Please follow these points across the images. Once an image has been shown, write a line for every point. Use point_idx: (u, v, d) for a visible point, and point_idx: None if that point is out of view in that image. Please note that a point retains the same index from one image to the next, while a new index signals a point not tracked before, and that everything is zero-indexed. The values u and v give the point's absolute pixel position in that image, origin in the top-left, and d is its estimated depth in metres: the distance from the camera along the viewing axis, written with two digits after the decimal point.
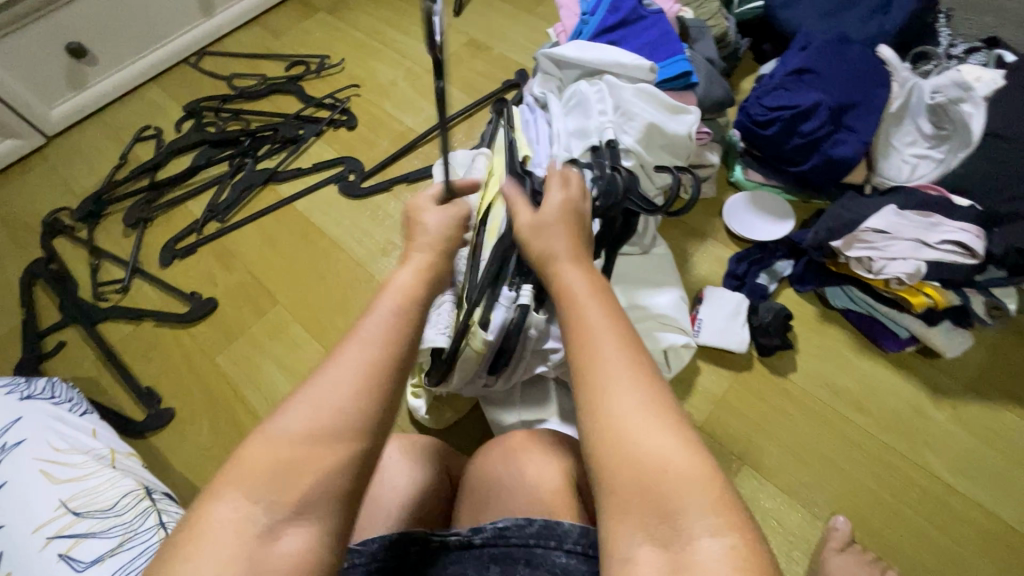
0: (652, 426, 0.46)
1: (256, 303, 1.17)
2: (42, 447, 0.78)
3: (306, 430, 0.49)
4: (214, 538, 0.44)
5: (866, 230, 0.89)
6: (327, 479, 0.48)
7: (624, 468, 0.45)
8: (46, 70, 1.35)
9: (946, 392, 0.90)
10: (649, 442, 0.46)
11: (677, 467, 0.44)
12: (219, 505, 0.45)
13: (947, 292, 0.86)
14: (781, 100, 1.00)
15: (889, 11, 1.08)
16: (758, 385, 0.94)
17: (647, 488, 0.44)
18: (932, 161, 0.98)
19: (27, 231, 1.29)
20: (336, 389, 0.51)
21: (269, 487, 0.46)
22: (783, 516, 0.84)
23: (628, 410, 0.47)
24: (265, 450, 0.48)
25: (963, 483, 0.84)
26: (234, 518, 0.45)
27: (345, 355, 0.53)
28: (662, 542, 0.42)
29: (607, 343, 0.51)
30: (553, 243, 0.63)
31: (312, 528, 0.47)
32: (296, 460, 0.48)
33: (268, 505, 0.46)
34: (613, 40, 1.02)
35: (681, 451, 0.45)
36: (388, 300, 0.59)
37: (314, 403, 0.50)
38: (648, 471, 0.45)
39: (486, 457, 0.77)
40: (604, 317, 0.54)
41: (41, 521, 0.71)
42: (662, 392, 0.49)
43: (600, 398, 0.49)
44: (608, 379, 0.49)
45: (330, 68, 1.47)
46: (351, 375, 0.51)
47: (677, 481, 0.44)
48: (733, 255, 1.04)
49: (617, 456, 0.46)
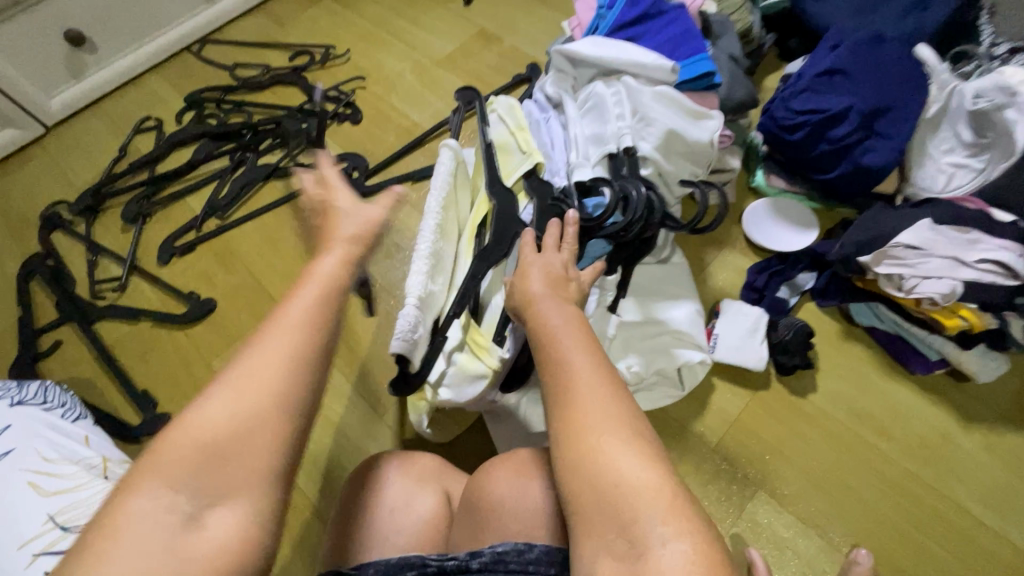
0: (610, 437, 0.45)
1: (256, 306, 1.13)
2: (29, 457, 0.74)
3: (228, 417, 0.43)
4: (130, 531, 0.39)
5: (898, 245, 0.83)
6: (253, 467, 0.43)
7: (585, 480, 0.45)
8: (44, 57, 1.31)
9: (976, 418, 0.86)
10: (608, 452, 0.45)
11: (636, 478, 0.43)
12: (136, 496, 0.40)
13: (985, 315, 0.81)
14: (809, 104, 0.94)
15: (927, 8, 1.01)
16: (777, 407, 0.89)
17: (606, 499, 0.44)
18: (970, 171, 0.92)
19: (24, 224, 1.26)
20: (259, 374, 0.45)
21: (195, 476, 0.41)
22: (799, 546, 0.81)
23: (590, 418, 0.47)
24: (186, 436, 0.42)
25: (991, 516, 0.81)
26: (155, 508, 0.40)
27: (266, 339, 0.46)
28: (620, 555, 0.42)
29: (573, 354, 0.51)
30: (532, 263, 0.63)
31: (237, 516, 0.42)
32: (219, 446, 0.42)
33: (191, 494, 0.41)
34: (631, 36, 0.96)
35: (641, 460, 0.44)
36: (315, 278, 0.51)
37: (235, 388, 0.44)
38: (607, 483, 0.44)
39: (487, 475, 0.71)
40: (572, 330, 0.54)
41: (27, 538, 0.66)
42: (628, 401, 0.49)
43: (565, 410, 0.48)
44: (572, 389, 0.49)
45: (336, 58, 1.42)
46: (279, 354, 0.45)
47: (635, 492, 0.43)
48: (752, 266, 0.99)
49: (581, 472, 0.45)
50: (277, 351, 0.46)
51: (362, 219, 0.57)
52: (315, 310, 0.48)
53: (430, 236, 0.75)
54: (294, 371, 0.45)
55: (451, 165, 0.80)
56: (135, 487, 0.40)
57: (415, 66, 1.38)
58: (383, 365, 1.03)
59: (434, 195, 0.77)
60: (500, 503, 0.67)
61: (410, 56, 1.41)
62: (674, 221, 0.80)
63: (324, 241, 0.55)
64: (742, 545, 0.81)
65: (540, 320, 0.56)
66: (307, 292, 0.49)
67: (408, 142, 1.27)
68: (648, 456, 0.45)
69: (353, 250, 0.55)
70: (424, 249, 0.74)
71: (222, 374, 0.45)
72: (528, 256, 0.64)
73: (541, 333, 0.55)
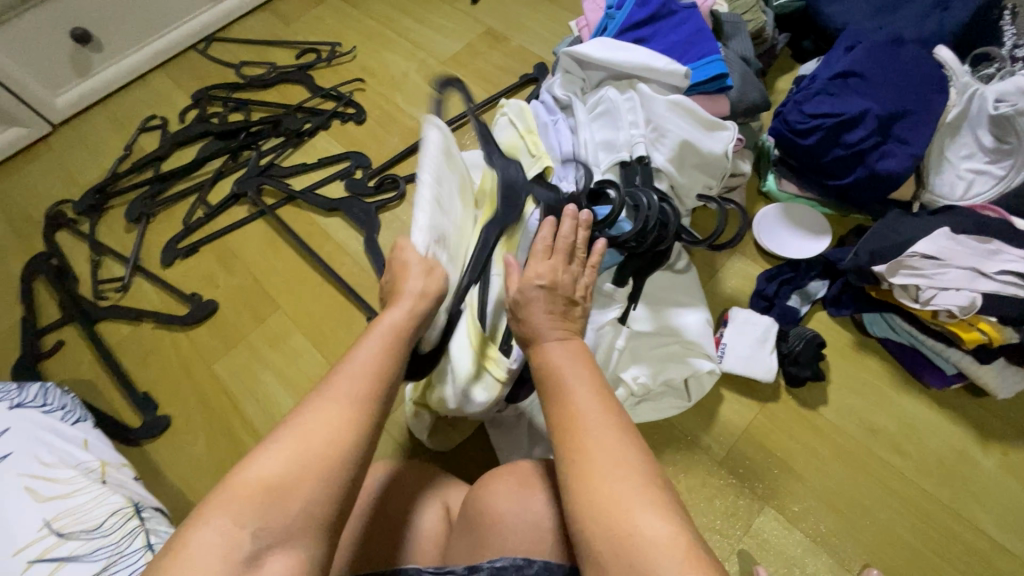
0: (619, 484, 0.45)
1: (258, 308, 1.13)
2: (27, 461, 0.72)
3: (291, 461, 0.46)
4: (198, 564, 0.41)
5: (914, 255, 0.80)
6: (311, 510, 0.46)
7: (598, 527, 0.44)
8: (49, 56, 1.30)
9: (994, 434, 0.84)
10: (616, 498, 0.44)
11: (650, 531, 0.42)
12: (203, 531, 0.43)
13: (1005, 329, 0.77)
14: (823, 107, 0.91)
15: (948, 8, 0.98)
16: (786, 420, 0.87)
17: (617, 546, 0.43)
18: (991, 177, 0.88)
19: (28, 223, 1.26)
20: (327, 420, 0.48)
21: (258, 515, 0.44)
22: (808, 564, 0.78)
23: (603, 465, 0.46)
24: (255, 477, 0.45)
25: (1009, 537, 0.78)
26: (221, 543, 0.42)
27: (335, 386, 0.51)
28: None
29: (585, 396, 0.51)
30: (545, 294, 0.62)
31: (295, 555, 0.45)
32: (282, 488, 0.45)
33: (255, 533, 0.43)
34: (642, 36, 0.94)
35: (654, 512, 0.43)
36: (379, 333, 0.56)
37: (301, 433, 0.47)
38: (619, 532, 0.43)
39: (487, 486, 0.69)
40: (583, 369, 0.54)
41: (21, 544, 0.64)
42: (639, 446, 0.48)
43: (576, 451, 0.48)
44: (584, 429, 0.48)
45: (341, 57, 1.40)
46: (344, 405, 0.50)
47: (644, 545, 0.42)
48: (763, 272, 0.97)
49: (591, 518, 0.45)
50: (345, 400, 0.50)
51: (423, 275, 0.61)
52: (381, 365, 0.54)
53: (427, 216, 0.63)
54: (359, 420, 0.50)
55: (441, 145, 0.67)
56: (202, 518, 0.43)
57: (421, 65, 1.37)
58: None
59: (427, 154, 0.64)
60: (504, 519, 0.65)
61: (416, 55, 1.39)
62: (691, 236, 0.80)
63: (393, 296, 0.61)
64: (749, 563, 0.79)
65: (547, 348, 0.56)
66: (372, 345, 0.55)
67: (412, 142, 1.25)
68: (661, 506, 0.44)
69: (416, 305, 0.60)
70: (424, 222, 0.62)
71: (292, 418, 0.49)
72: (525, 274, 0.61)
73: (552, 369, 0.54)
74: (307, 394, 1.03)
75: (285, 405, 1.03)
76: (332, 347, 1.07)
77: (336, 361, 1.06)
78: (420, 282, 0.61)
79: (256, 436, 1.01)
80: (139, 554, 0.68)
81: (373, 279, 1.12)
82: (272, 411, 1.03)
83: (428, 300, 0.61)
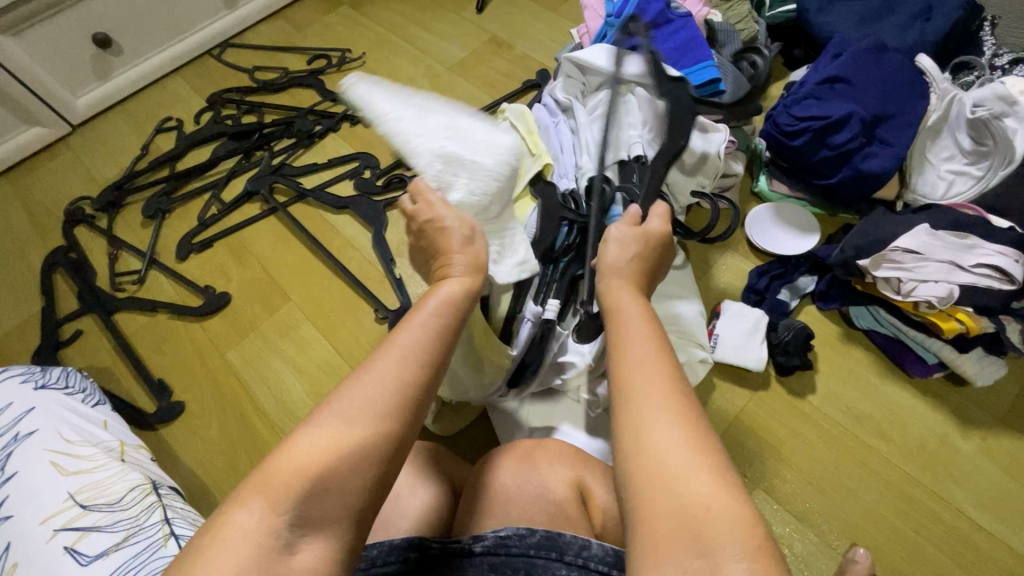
0: (686, 458, 0.43)
1: (269, 301, 1.17)
2: (52, 439, 0.73)
3: (334, 443, 0.45)
4: (232, 547, 0.39)
5: (897, 249, 0.85)
6: (348, 494, 0.45)
7: (657, 505, 0.42)
8: (72, 59, 1.36)
9: (974, 422, 0.88)
10: (680, 472, 0.42)
11: (717, 506, 0.40)
12: (239, 514, 0.41)
13: (981, 319, 0.83)
14: (810, 110, 0.96)
15: (929, 18, 1.04)
16: (776, 407, 0.91)
17: (683, 524, 0.40)
18: (969, 177, 0.94)
19: (49, 218, 1.31)
20: (369, 405, 0.48)
21: (296, 502, 0.42)
22: (795, 543, 0.82)
23: (663, 443, 0.44)
24: (294, 462, 0.44)
25: (988, 519, 0.81)
26: (258, 529, 0.40)
27: (373, 369, 0.50)
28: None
29: (649, 372, 0.50)
30: (627, 303, 0.61)
31: (327, 545, 0.43)
32: (320, 472, 0.44)
33: (291, 517, 0.42)
34: (639, 44, 0.99)
35: (719, 489, 0.41)
36: (428, 310, 0.58)
37: (343, 414, 0.47)
38: (683, 507, 0.41)
39: (498, 465, 0.72)
40: (655, 353, 0.52)
41: (49, 513, 0.66)
42: (699, 423, 0.46)
43: (637, 427, 0.46)
44: (644, 407, 0.47)
45: (351, 62, 1.46)
46: (382, 392, 0.49)
47: (714, 518, 0.40)
48: (755, 268, 1.01)
49: (656, 494, 0.42)
50: (388, 380, 0.50)
51: (466, 245, 0.67)
52: (428, 344, 0.54)
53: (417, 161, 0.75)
54: (397, 401, 0.49)
55: (376, 97, 0.78)
56: (239, 500, 0.41)
57: (427, 71, 1.42)
58: None
59: (378, 111, 0.77)
60: (507, 490, 0.69)
61: (422, 61, 1.45)
62: (684, 229, 0.85)
63: (442, 275, 0.65)
64: None
65: (621, 313, 0.59)
66: (418, 325, 0.55)
67: None
68: (726, 484, 0.42)
69: (462, 285, 0.63)
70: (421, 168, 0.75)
71: (331, 400, 0.48)
72: (611, 231, 0.69)
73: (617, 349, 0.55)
74: (316, 381, 1.07)
75: (292, 391, 1.07)
76: (341, 337, 1.11)
77: (345, 351, 1.10)
78: (460, 256, 0.66)
79: (267, 420, 1.05)
80: (158, 528, 0.68)
81: (380, 273, 1.17)
82: (282, 398, 1.06)
83: (472, 264, 0.66)
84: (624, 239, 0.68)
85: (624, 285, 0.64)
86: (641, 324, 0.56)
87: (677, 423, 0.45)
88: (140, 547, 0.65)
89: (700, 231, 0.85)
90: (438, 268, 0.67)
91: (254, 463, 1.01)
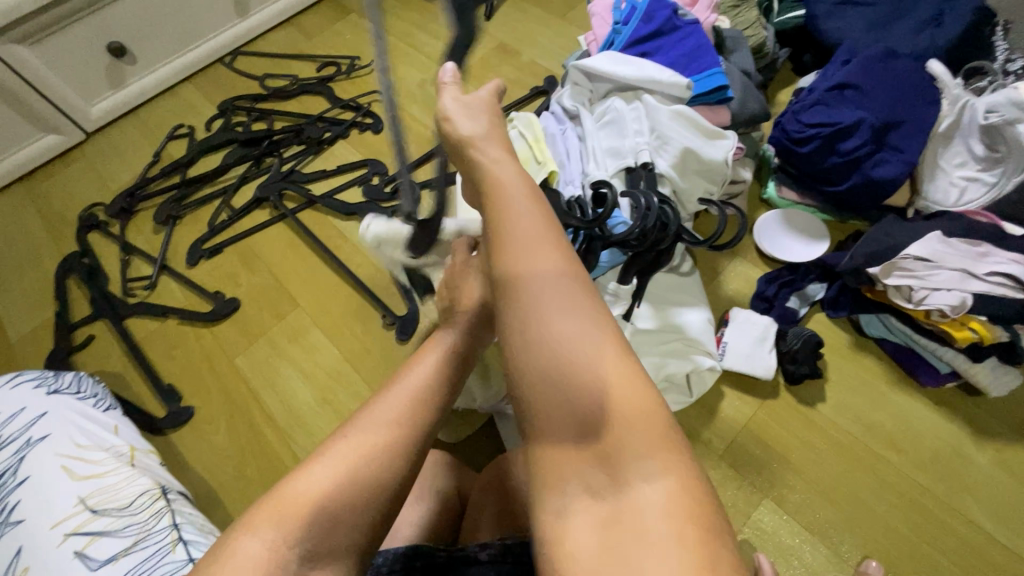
0: (591, 362, 0.46)
1: (277, 306, 1.18)
2: (64, 444, 0.74)
3: (344, 475, 0.48)
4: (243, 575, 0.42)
5: (908, 257, 0.84)
6: (352, 524, 0.47)
7: (569, 417, 0.46)
8: (87, 68, 1.38)
9: (989, 432, 0.86)
10: (586, 378, 0.46)
11: (622, 409, 0.45)
12: (249, 541, 0.43)
13: (994, 328, 0.81)
14: (819, 117, 0.96)
15: (941, 25, 1.03)
16: (786, 416, 0.90)
17: (591, 428, 0.45)
18: (983, 184, 0.93)
19: (63, 224, 1.33)
20: (376, 426, 0.52)
21: (308, 534, 0.45)
22: (805, 554, 0.81)
23: (568, 354, 0.47)
24: (306, 492, 0.46)
25: (1004, 532, 0.80)
26: (266, 556, 0.43)
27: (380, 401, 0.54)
28: (596, 492, 0.44)
29: (549, 279, 0.50)
30: (502, 177, 0.59)
31: None
32: (330, 503, 0.47)
33: (302, 549, 0.44)
34: (646, 51, 0.99)
35: (623, 381, 0.46)
36: (434, 350, 0.61)
37: (358, 432, 0.51)
38: (595, 413, 0.45)
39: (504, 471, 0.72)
40: (546, 253, 0.52)
41: (59, 517, 0.66)
42: (597, 321, 0.49)
43: (539, 336, 0.48)
44: (544, 310, 0.49)
45: (360, 70, 1.47)
46: (389, 416, 0.53)
47: (623, 422, 0.44)
48: (763, 276, 1.00)
49: (568, 400, 0.46)
50: (393, 414, 0.53)
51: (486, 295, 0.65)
52: (429, 381, 0.57)
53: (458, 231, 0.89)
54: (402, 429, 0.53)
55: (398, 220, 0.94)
56: (250, 529, 0.44)
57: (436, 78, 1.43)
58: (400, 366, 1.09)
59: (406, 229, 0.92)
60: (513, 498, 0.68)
61: (431, 68, 1.46)
62: (692, 236, 0.84)
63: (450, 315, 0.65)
64: (750, 551, 0.82)
65: (503, 191, 0.58)
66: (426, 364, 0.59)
67: (427, 150, 1.31)
68: (625, 373, 0.46)
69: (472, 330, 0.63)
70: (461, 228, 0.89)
71: (346, 430, 0.51)
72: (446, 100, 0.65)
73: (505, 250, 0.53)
74: (324, 387, 1.08)
75: (300, 396, 1.08)
76: (349, 343, 1.12)
77: (353, 357, 1.10)
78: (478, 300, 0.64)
79: (275, 426, 1.05)
80: (167, 532, 0.68)
81: (387, 279, 1.17)
82: (290, 404, 1.07)
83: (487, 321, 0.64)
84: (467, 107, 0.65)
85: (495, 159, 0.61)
86: (524, 203, 0.56)
87: (581, 326, 0.48)
88: (148, 552, 0.65)
89: (707, 238, 0.84)
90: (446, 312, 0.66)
91: (262, 469, 1.02)
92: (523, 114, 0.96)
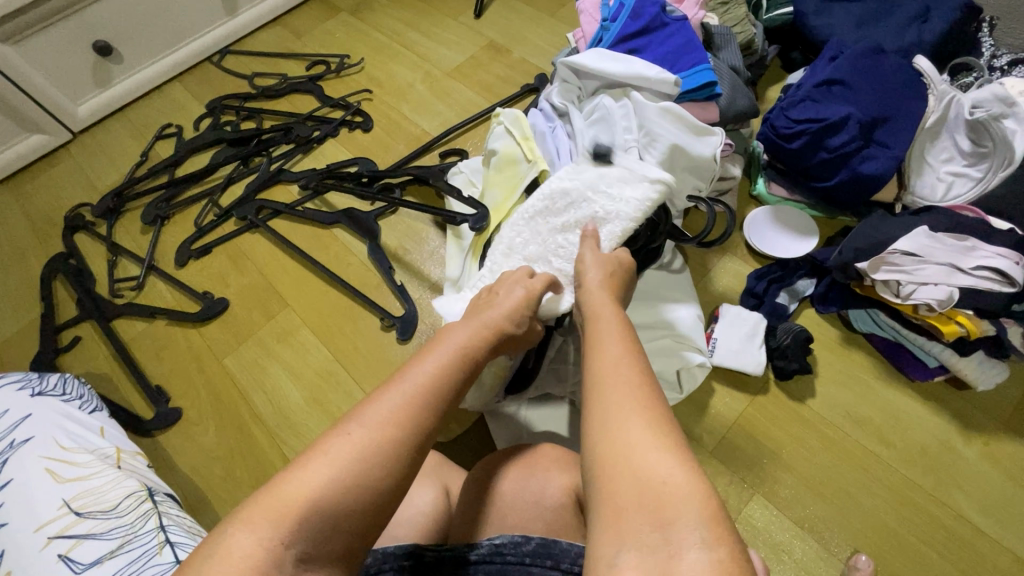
0: (646, 435, 0.46)
1: (267, 306, 1.17)
2: (48, 446, 0.73)
3: (346, 478, 0.47)
4: (230, 565, 0.42)
5: (895, 252, 0.85)
6: (347, 531, 0.46)
7: (621, 479, 0.44)
8: (73, 67, 1.36)
9: (978, 427, 0.87)
10: (638, 449, 0.45)
11: (676, 476, 0.42)
12: (243, 534, 0.43)
13: (981, 322, 0.82)
14: (807, 113, 0.96)
15: (928, 20, 1.04)
16: (776, 412, 0.90)
17: (639, 489, 0.42)
18: (969, 180, 0.93)
19: (49, 225, 1.31)
20: (384, 429, 0.50)
21: (304, 535, 0.44)
22: (796, 550, 0.81)
23: (625, 425, 0.47)
24: (302, 485, 0.45)
25: (992, 526, 0.80)
26: (254, 549, 0.42)
27: (384, 397, 0.52)
28: (642, 546, 0.39)
29: (620, 370, 0.54)
30: (602, 302, 0.68)
31: None
32: (324, 502, 0.45)
33: (298, 552, 0.44)
34: (634, 48, 0.99)
35: (677, 459, 0.43)
36: (446, 349, 0.60)
37: (369, 431, 0.49)
38: (646, 478, 0.42)
39: (499, 470, 0.71)
40: (625, 356, 0.57)
41: (43, 520, 0.65)
42: (665, 410, 0.49)
43: (606, 414, 0.50)
44: (610, 395, 0.51)
45: (350, 68, 1.47)
46: (393, 415, 0.51)
47: (673, 489, 0.41)
48: (753, 272, 1.01)
49: (620, 465, 0.45)
50: (398, 413, 0.51)
51: (505, 306, 0.70)
52: (437, 380, 0.56)
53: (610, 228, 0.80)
54: (407, 429, 0.51)
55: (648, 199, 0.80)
56: (243, 520, 0.44)
57: (426, 76, 1.42)
58: (390, 365, 1.08)
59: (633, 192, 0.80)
60: (506, 497, 0.68)
61: (421, 66, 1.45)
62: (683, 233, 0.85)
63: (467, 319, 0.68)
64: None
65: (597, 316, 0.66)
66: (432, 364, 0.57)
67: (416, 148, 1.30)
68: (681, 450, 0.45)
69: (483, 332, 0.65)
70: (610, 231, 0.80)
71: (351, 426, 0.49)
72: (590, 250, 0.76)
73: (591, 352, 0.60)
74: (313, 387, 1.07)
75: (289, 396, 1.07)
76: (339, 343, 1.11)
77: (343, 356, 1.10)
78: (500, 316, 0.69)
79: (264, 427, 1.04)
80: (152, 535, 0.68)
81: (377, 278, 1.17)
82: (279, 404, 1.06)
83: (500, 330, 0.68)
84: (601, 260, 0.75)
85: (600, 292, 0.70)
86: (614, 327, 0.62)
87: (643, 407, 0.49)
88: (134, 555, 0.64)
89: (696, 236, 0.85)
90: (471, 315, 0.69)
91: (251, 471, 1.01)
92: (513, 110, 0.97)
